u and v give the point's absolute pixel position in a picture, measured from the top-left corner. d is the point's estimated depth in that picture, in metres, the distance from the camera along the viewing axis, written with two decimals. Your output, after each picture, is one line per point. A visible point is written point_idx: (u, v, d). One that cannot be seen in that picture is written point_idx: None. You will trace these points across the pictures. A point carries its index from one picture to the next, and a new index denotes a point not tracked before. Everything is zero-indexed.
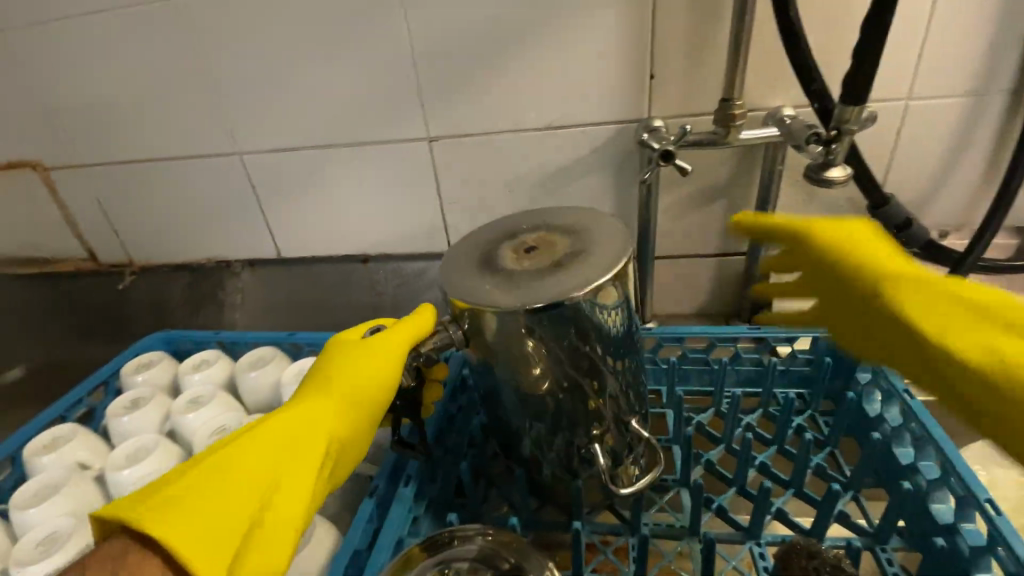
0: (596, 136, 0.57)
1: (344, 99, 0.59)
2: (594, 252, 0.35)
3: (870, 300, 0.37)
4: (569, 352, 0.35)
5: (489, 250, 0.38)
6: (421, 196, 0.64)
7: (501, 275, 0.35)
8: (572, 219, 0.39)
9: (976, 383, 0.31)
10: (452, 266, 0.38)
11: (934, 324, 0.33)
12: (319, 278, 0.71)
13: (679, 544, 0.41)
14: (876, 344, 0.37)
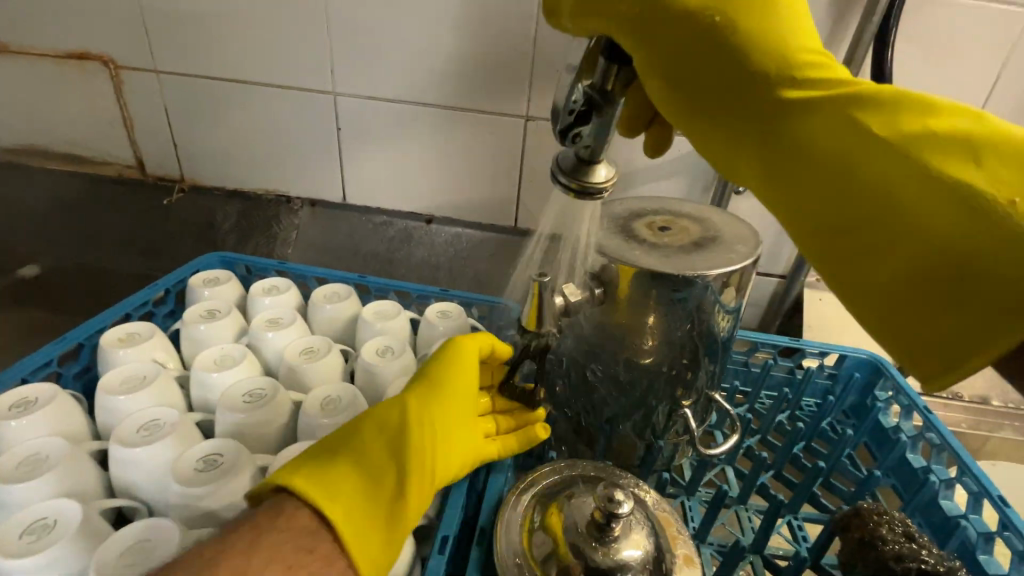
0: (680, 146, 0.63)
1: (455, 65, 0.62)
2: (738, 246, 0.39)
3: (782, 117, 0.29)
4: (704, 327, 0.40)
5: (630, 221, 0.42)
6: (503, 170, 0.68)
7: (650, 246, 0.39)
8: (711, 214, 0.43)
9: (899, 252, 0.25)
10: (598, 226, 0.41)
11: (917, 123, 0.26)
12: (381, 228, 0.72)
13: (728, 510, 0.46)
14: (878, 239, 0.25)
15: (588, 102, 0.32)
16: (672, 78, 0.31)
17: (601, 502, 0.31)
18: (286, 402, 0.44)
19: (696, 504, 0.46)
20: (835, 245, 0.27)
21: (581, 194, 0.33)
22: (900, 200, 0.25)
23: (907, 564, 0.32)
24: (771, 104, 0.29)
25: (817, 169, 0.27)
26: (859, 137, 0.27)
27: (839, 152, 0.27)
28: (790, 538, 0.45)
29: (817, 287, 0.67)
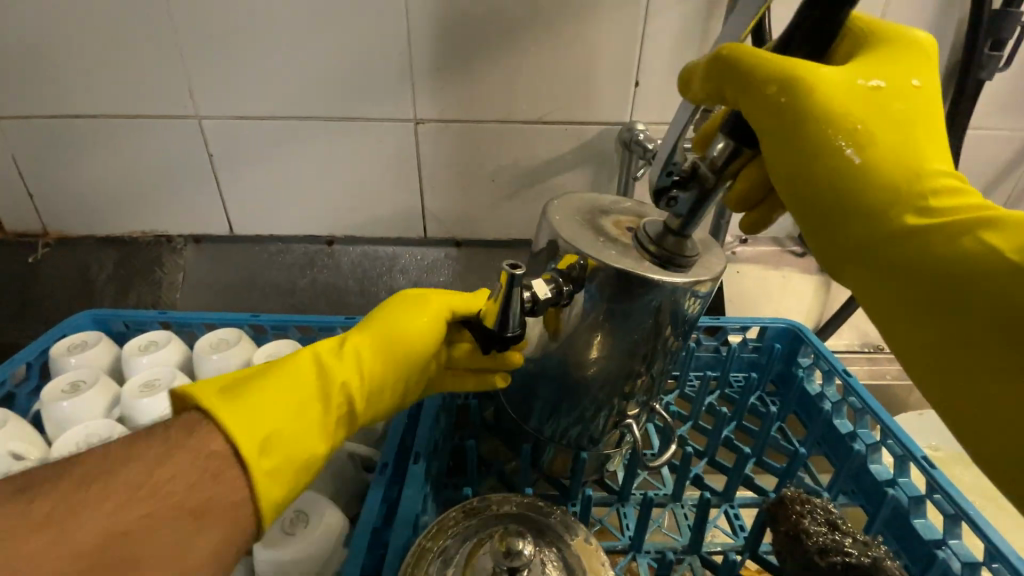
0: (580, 134, 0.60)
1: (329, 73, 0.57)
2: (690, 256, 0.38)
3: (906, 241, 0.28)
4: (646, 334, 0.38)
5: (596, 216, 0.40)
6: (400, 179, 0.63)
7: (624, 244, 0.37)
8: None
9: (1007, 393, 0.25)
10: (564, 219, 0.40)
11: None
12: (279, 258, 0.67)
13: (664, 510, 0.44)
14: (981, 372, 0.26)
15: (691, 171, 0.34)
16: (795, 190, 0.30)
17: (499, 555, 0.27)
18: None
19: (631, 509, 0.44)
20: (945, 378, 0.27)
21: (668, 263, 0.36)
22: (1021, 350, 0.24)
23: (833, 558, 0.30)
24: (889, 229, 0.28)
25: (936, 294, 0.27)
26: (991, 273, 0.26)
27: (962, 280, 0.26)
28: (728, 531, 0.43)
29: (735, 260, 0.65)
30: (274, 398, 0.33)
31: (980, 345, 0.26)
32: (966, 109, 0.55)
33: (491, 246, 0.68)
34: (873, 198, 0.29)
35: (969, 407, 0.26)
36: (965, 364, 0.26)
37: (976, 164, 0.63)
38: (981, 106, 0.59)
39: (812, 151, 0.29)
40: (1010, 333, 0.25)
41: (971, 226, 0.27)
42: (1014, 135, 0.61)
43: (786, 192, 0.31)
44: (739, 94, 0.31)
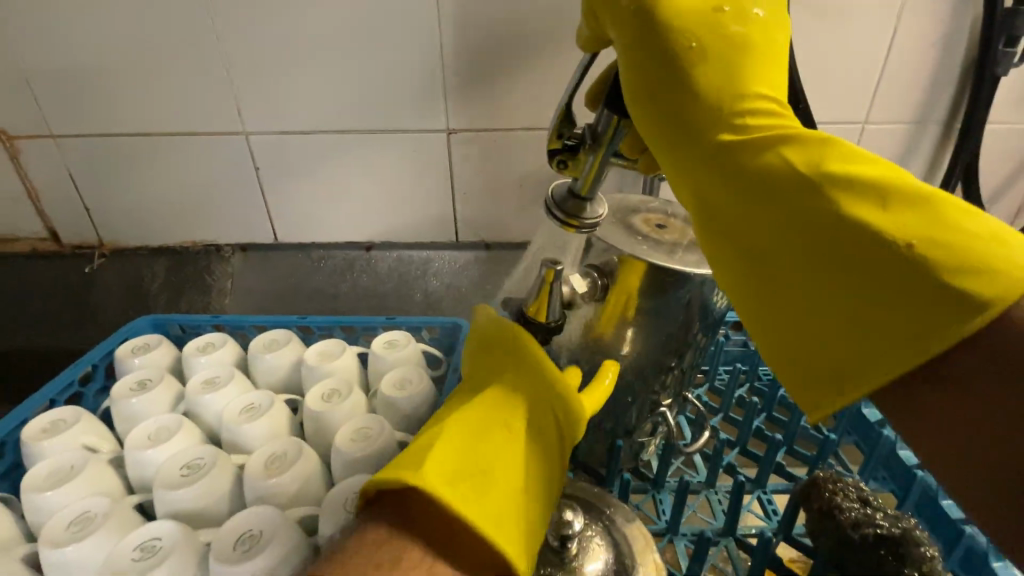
0: None
1: (367, 88, 0.60)
2: None
3: (724, 154, 0.31)
4: (681, 324, 0.41)
5: (626, 215, 0.43)
6: (433, 186, 0.66)
7: (651, 238, 0.40)
8: None
9: (811, 280, 0.29)
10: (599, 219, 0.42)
11: (839, 164, 0.29)
12: (319, 263, 0.70)
13: (698, 497, 0.46)
14: (789, 263, 0.29)
15: (578, 139, 0.38)
16: (649, 99, 0.33)
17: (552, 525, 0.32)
18: (230, 468, 0.41)
19: (666, 496, 0.46)
20: (753, 269, 0.31)
21: (659, 241, 0.40)
22: (815, 240, 0.29)
23: (864, 531, 0.33)
24: (708, 137, 0.32)
25: (742, 199, 0.31)
26: (789, 175, 0.29)
27: (767, 188, 0.30)
28: (761, 515, 0.45)
29: None
30: (458, 459, 0.29)
31: (790, 240, 0.29)
32: (984, 104, 0.57)
33: (521, 249, 0.70)
34: (701, 121, 0.32)
35: (784, 300, 0.30)
36: (771, 255, 0.30)
37: (998, 157, 0.63)
38: (1001, 100, 0.60)
39: (677, 68, 0.33)
40: (815, 224, 0.29)
41: (779, 132, 0.31)
42: None
43: (643, 105, 0.34)
44: (609, 19, 0.36)
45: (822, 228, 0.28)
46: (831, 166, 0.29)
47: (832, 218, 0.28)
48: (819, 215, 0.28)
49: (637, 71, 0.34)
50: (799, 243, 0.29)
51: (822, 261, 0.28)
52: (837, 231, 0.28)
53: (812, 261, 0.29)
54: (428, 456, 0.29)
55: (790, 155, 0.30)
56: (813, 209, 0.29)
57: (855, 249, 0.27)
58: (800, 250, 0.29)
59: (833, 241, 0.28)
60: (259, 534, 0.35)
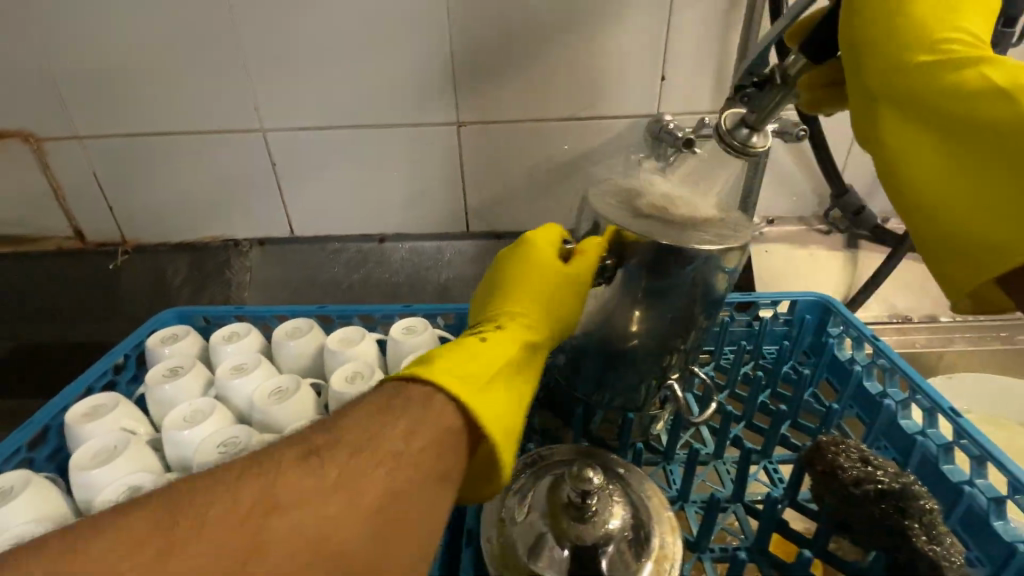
0: (611, 128, 0.64)
1: (379, 84, 0.62)
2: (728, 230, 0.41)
3: (898, 89, 0.35)
4: (679, 308, 0.42)
5: (634, 199, 0.44)
6: (444, 178, 0.68)
7: (656, 219, 0.41)
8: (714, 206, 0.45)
9: (968, 181, 0.32)
10: (607, 204, 0.43)
11: (997, 97, 0.32)
12: (335, 256, 0.72)
13: (707, 467, 0.48)
14: (955, 172, 0.33)
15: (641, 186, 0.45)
16: (849, 32, 0.37)
17: (573, 484, 0.32)
18: (263, 447, 0.44)
19: (676, 467, 0.49)
20: (902, 176, 0.35)
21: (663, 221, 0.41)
22: (953, 153, 0.33)
23: (866, 487, 0.34)
24: (899, 64, 0.35)
25: (922, 134, 0.34)
26: (981, 90, 0.32)
27: (931, 120, 0.34)
28: (767, 482, 0.47)
29: (763, 240, 0.69)
30: (479, 362, 0.37)
31: (894, 156, 0.35)
32: None
33: None
34: (910, 45, 0.35)
35: (924, 204, 0.34)
36: (938, 167, 0.33)
37: None
38: None
39: (891, 8, 0.36)
40: (988, 134, 0.32)
41: (917, 69, 0.35)
42: None
43: (843, 34, 0.37)
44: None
45: (997, 141, 0.31)
46: (957, 93, 0.33)
47: (997, 130, 0.31)
48: (904, 142, 0.35)
49: (852, 8, 0.36)
50: (953, 158, 0.33)
51: (966, 170, 0.32)
52: (920, 153, 0.34)
53: (919, 173, 0.34)
54: (455, 360, 0.35)
55: (937, 88, 0.34)
56: (990, 129, 0.32)
57: (933, 164, 0.34)
58: (903, 166, 0.34)
59: (1006, 144, 0.31)
60: None
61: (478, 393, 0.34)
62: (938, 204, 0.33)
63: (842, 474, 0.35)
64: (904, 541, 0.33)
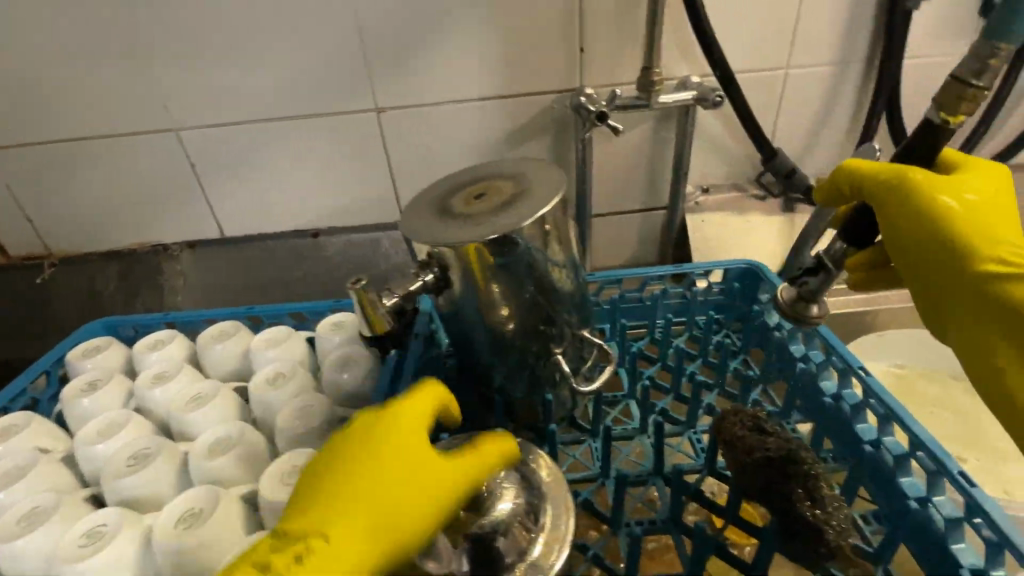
0: (533, 104, 0.63)
1: (288, 73, 0.60)
2: (484, 212, 0.40)
3: (980, 283, 0.36)
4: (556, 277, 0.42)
5: (455, 192, 0.43)
6: (370, 167, 0.67)
7: (448, 213, 0.40)
8: (535, 172, 0.42)
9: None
10: (449, 199, 0.42)
11: None
12: (268, 253, 0.71)
13: (631, 442, 0.49)
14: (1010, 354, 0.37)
15: (817, 261, 0.38)
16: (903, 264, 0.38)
17: None
18: (176, 456, 0.43)
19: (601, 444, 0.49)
20: (971, 344, 0.38)
21: (450, 215, 0.40)
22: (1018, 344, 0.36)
23: (756, 454, 0.34)
24: (964, 275, 0.36)
25: (981, 335, 0.37)
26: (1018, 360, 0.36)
27: (988, 308, 0.36)
28: (690, 453, 0.47)
29: (698, 210, 0.68)
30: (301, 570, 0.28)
31: (964, 331, 0.38)
32: (902, 36, 0.56)
33: None
34: (960, 240, 0.35)
35: (1000, 385, 0.37)
36: (989, 345, 0.37)
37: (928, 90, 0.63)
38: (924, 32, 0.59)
39: (945, 262, 0.36)
40: None
41: (972, 284, 0.36)
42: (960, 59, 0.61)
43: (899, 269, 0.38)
44: (869, 190, 0.36)
45: None
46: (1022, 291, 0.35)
47: None
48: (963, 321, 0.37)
49: (902, 243, 0.37)
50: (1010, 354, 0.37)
51: None
52: (976, 335, 0.37)
53: (999, 358, 0.37)
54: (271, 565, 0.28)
55: (1003, 276, 0.35)
56: None
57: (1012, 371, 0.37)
58: (981, 348, 0.37)
59: None
60: (199, 511, 0.37)
61: None
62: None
63: (741, 442, 0.35)
64: (788, 506, 0.33)
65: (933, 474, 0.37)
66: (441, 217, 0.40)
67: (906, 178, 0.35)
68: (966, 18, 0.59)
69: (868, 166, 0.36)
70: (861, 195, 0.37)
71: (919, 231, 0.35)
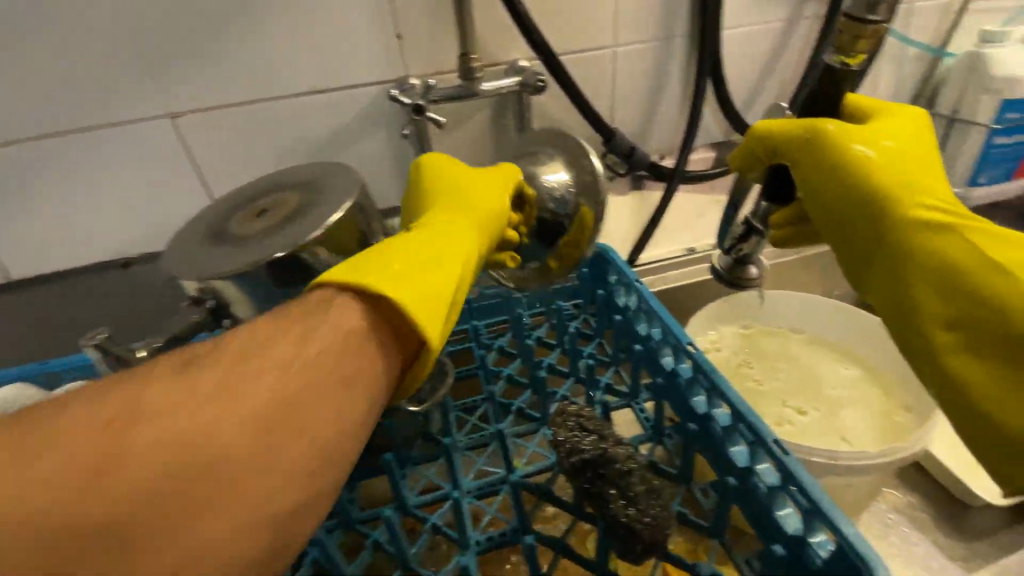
0: (358, 99, 0.57)
1: (48, 81, 0.50)
2: (260, 231, 0.34)
3: (907, 228, 0.37)
4: None
5: (236, 208, 0.37)
6: (180, 182, 0.58)
7: (221, 238, 0.35)
8: (327, 175, 0.38)
9: (971, 307, 0.36)
10: (227, 217, 0.36)
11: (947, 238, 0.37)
12: (79, 294, 0.61)
13: (487, 449, 0.47)
14: (938, 295, 0.37)
15: (746, 226, 0.40)
16: (829, 218, 0.40)
17: None
18: None
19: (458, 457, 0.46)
20: (904, 294, 0.38)
21: (222, 240, 0.35)
22: (939, 284, 0.37)
23: (572, 458, 0.34)
24: (901, 220, 0.37)
25: (912, 284, 0.38)
26: (950, 288, 0.37)
27: (899, 254, 0.38)
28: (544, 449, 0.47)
29: None
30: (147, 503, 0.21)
31: (900, 282, 0.39)
32: (713, 10, 0.56)
33: None
34: (866, 188, 0.38)
35: (931, 326, 0.37)
36: (926, 287, 0.37)
37: (747, 60, 0.64)
38: (736, 4, 0.60)
39: (870, 215, 0.38)
40: (947, 256, 0.36)
41: (918, 228, 0.37)
42: (772, 28, 0.63)
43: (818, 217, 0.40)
44: (795, 158, 0.38)
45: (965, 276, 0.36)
46: (942, 226, 0.37)
47: (959, 270, 0.36)
48: (915, 265, 0.38)
49: (820, 199, 0.39)
50: (941, 292, 0.37)
51: (963, 298, 0.36)
52: (913, 276, 0.38)
53: (918, 302, 0.38)
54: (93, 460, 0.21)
55: (897, 218, 0.37)
56: (958, 259, 0.36)
57: (938, 311, 0.37)
58: (913, 295, 0.38)
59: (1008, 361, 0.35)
60: None
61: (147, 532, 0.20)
62: (955, 323, 0.37)
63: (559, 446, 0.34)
64: (605, 509, 0.33)
65: (753, 445, 0.37)
66: (214, 240, 0.35)
67: (819, 131, 0.37)
68: None
69: (781, 125, 0.39)
70: (775, 155, 0.40)
71: (851, 185, 0.38)
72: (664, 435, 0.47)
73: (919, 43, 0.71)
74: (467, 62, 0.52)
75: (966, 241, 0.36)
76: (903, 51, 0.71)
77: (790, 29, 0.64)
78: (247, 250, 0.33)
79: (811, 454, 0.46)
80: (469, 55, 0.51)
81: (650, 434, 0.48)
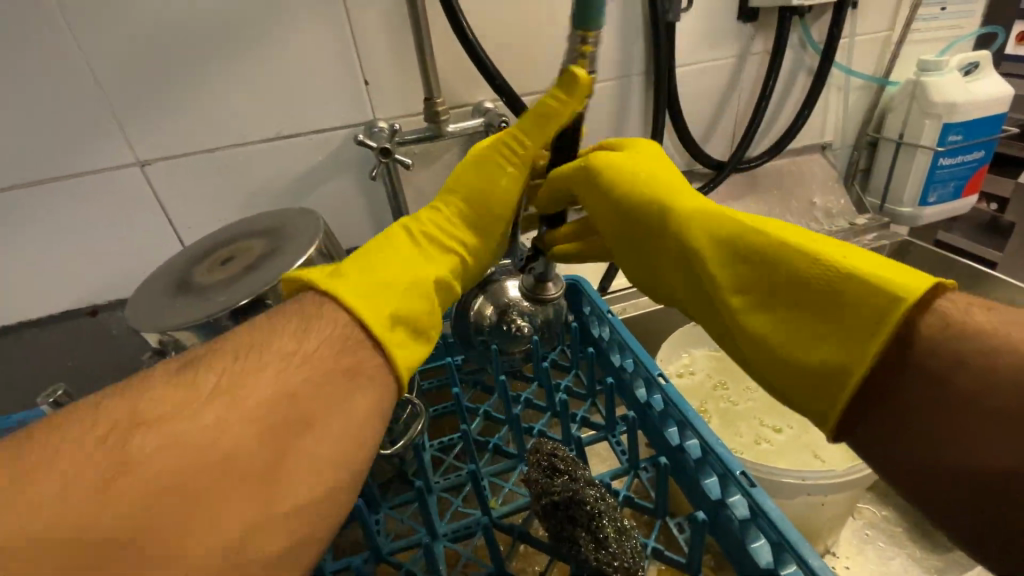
0: (328, 142, 0.59)
1: (15, 135, 0.51)
2: (224, 279, 0.36)
3: (682, 217, 0.38)
4: None
5: (201, 259, 0.39)
6: (148, 228, 0.58)
7: (186, 289, 0.37)
8: (290, 222, 0.41)
9: (766, 285, 0.33)
10: (191, 268, 0.38)
11: (727, 221, 0.36)
12: (45, 342, 0.61)
13: (463, 489, 0.47)
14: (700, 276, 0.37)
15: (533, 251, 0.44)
16: (620, 224, 0.43)
17: None
18: None
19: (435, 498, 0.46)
20: (754, 303, 0.34)
21: (187, 291, 0.36)
22: (723, 259, 0.36)
23: (542, 500, 0.34)
24: (677, 212, 0.39)
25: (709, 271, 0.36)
26: (726, 270, 0.35)
27: (710, 245, 0.36)
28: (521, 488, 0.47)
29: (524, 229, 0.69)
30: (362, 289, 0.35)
31: (694, 270, 0.37)
32: (666, 51, 0.60)
33: None
34: (642, 190, 0.41)
35: (771, 329, 0.32)
36: (730, 278, 0.35)
37: (703, 94, 0.68)
38: (688, 43, 0.64)
39: (652, 212, 0.40)
40: (717, 236, 0.36)
41: (693, 217, 0.38)
42: (725, 64, 0.67)
43: (612, 226, 0.43)
44: (582, 189, 0.44)
45: (716, 246, 0.36)
46: (697, 211, 0.38)
47: (739, 240, 0.35)
48: (706, 250, 0.36)
49: (615, 210, 0.42)
50: (732, 276, 0.35)
51: (733, 280, 0.35)
52: (709, 266, 0.36)
53: (719, 282, 0.35)
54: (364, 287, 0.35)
55: (654, 201, 0.40)
56: (745, 231, 0.35)
57: (732, 285, 0.35)
58: (684, 287, 0.39)
59: (813, 310, 0.31)
60: None
61: (384, 316, 0.34)
62: (754, 323, 0.33)
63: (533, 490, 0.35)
64: (576, 552, 0.33)
65: (723, 477, 0.38)
66: (180, 292, 0.36)
67: (591, 163, 0.43)
68: (722, 27, 0.64)
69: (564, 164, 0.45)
70: (575, 192, 0.44)
71: (635, 190, 0.41)
72: (640, 467, 0.46)
73: (863, 73, 0.75)
74: (434, 107, 0.54)
75: (732, 216, 0.36)
76: (847, 81, 0.75)
77: (741, 64, 0.67)
78: (212, 298, 0.35)
79: (781, 476, 0.47)
80: (435, 98, 0.54)
81: (625, 467, 0.46)
